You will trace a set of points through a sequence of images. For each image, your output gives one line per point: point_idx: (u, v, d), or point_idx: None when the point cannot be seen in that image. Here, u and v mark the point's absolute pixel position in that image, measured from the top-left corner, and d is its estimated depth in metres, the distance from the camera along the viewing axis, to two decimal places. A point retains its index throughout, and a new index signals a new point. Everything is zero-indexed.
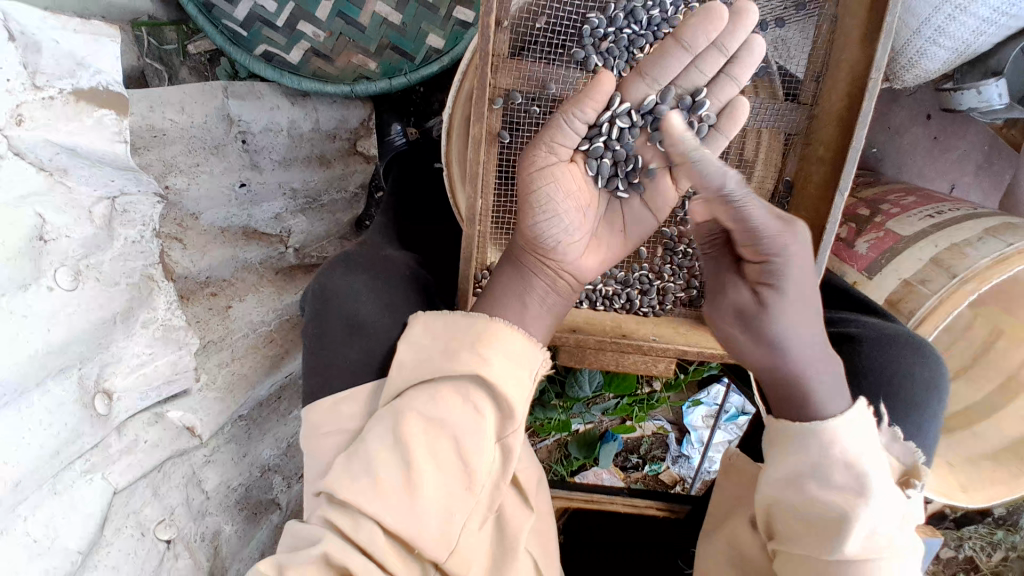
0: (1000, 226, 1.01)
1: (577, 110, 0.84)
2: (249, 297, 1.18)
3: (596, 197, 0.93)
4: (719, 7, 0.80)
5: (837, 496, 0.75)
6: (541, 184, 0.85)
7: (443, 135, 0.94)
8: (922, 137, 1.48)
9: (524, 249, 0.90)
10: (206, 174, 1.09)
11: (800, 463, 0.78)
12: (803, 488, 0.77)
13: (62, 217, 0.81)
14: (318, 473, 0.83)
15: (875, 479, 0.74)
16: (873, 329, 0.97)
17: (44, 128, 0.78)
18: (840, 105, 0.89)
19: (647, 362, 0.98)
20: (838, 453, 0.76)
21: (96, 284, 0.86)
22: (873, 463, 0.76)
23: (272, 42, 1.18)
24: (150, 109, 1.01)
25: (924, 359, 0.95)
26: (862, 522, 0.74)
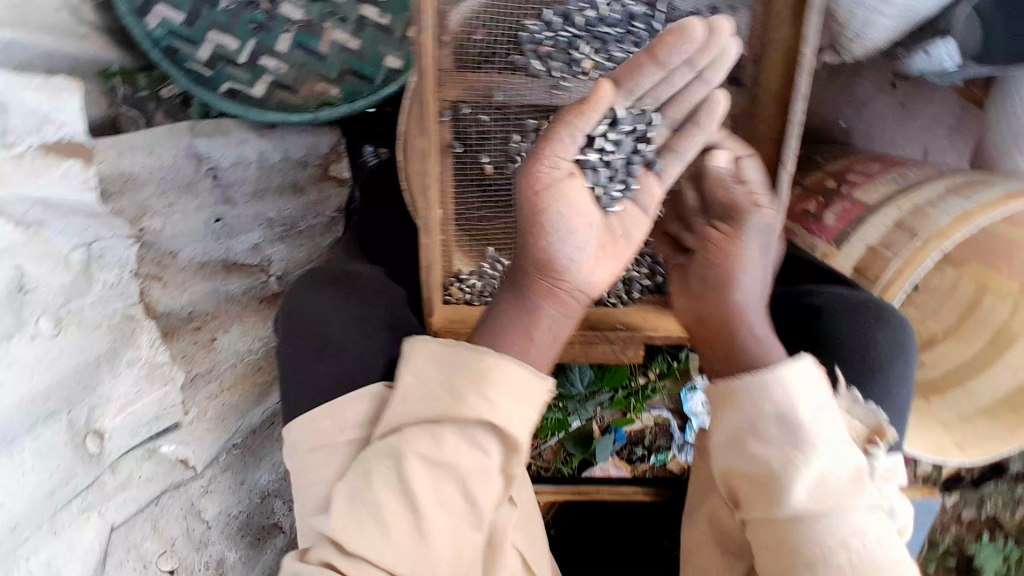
0: (957, 184, 1.03)
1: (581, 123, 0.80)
2: (235, 327, 1.20)
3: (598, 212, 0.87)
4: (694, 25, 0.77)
5: (777, 450, 0.76)
6: (552, 205, 0.81)
7: (398, 152, 0.96)
8: (889, 106, 1.49)
9: (526, 273, 0.85)
10: (180, 212, 1.12)
11: (742, 420, 0.80)
12: (745, 446, 0.79)
13: (39, 268, 0.84)
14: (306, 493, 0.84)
15: (817, 429, 0.76)
16: (835, 300, 0.98)
17: (14, 183, 0.81)
18: (778, 81, 0.91)
19: (615, 350, 1.00)
20: (770, 406, 0.78)
21: (78, 329, 0.89)
22: (822, 419, 0.77)
23: (237, 79, 1.21)
24: (120, 155, 1.04)
25: (883, 322, 0.95)
26: (807, 472, 0.75)
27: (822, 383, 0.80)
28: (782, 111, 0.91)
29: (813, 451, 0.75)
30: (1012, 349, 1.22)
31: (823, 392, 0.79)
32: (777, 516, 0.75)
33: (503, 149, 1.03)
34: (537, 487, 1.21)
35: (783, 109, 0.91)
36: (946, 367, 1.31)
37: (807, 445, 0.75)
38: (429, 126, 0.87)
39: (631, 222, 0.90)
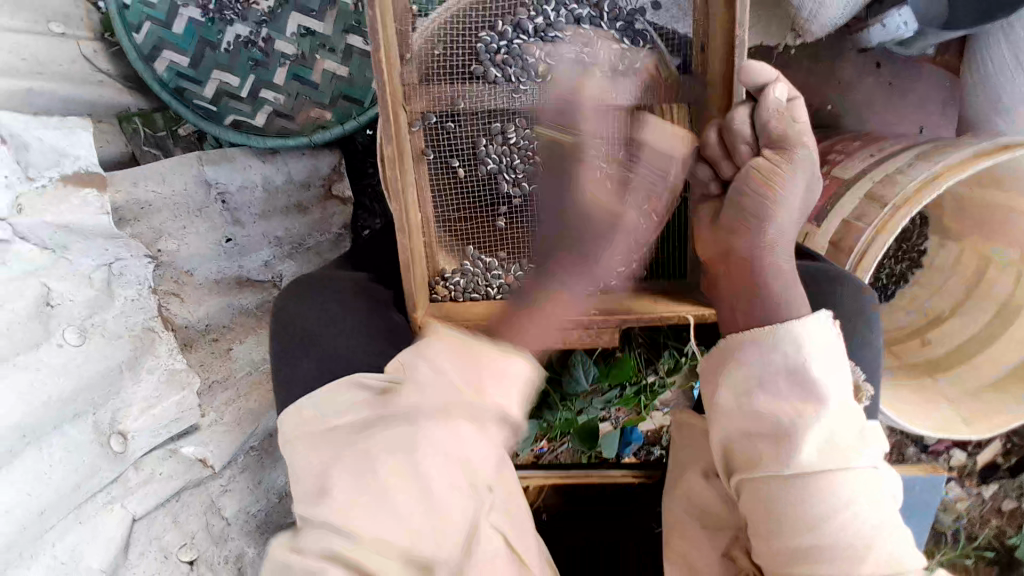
0: (923, 152, 1.03)
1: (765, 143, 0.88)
2: (250, 338, 1.31)
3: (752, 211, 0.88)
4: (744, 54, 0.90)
5: (786, 404, 0.78)
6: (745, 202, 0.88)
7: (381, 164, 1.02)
8: (877, 85, 1.49)
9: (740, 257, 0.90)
10: (193, 234, 1.23)
11: (751, 373, 0.82)
12: (753, 400, 0.81)
13: (65, 285, 0.95)
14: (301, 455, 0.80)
15: (826, 384, 0.78)
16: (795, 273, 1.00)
17: (42, 212, 0.94)
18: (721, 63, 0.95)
19: (592, 335, 1.03)
20: (780, 357, 0.80)
21: (102, 339, 1.00)
22: (835, 376, 0.79)
23: (240, 111, 1.35)
24: (134, 184, 1.15)
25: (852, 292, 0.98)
26: (813, 424, 0.76)
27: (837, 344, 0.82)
28: (727, 91, 0.96)
29: (824, 408, 0.77)
30: None
31: (841, 354, 0.80)
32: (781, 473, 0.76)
33: (472, 153, 1.10)
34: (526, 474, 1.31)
35: (728, 89, 0.95)
36: (952, 343, 1.29)
37: (817, 397, 0.77)
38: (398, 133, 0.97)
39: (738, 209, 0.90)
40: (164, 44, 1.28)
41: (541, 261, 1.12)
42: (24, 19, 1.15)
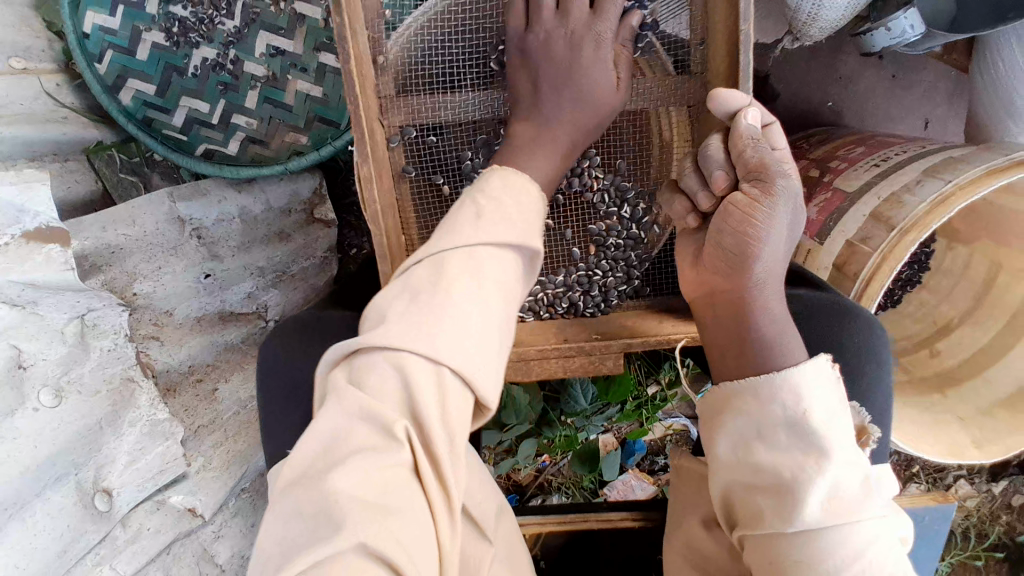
0: (940, 162, 0.95)
1: (762, 181, 0.76)
2: (235, 376, 1.27)
3: (722, 244, 0.81)
4: (733, 93, 0.79)
5: (788, 460, 0.72)
6: (736, 241, 0.79)
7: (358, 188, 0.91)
8: (880, 79, 1.42)
9: (728, 296, 0.83)
10: (169, 274, 1.18)
11: (745, 426, 0.77)
12: (754, 453, 0.76)
13: (36, 345, 0.91)
14: (390, 335, 0.69)
15: (828, 434, 0.71)
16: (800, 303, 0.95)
17: (7, 269, 0.88)
18: (723, 57, 0.88)
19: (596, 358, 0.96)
20: (779, 409, 0.74)
21: (79, 397, 0.96)
22: (834, 424, 0.72)
23: (212, 139, 1.30)
24: (102, 230, 1.10)
25: (862, 325, 0.93)
26: (817, 482, 0.70)
27: (838, 385, 0.75)
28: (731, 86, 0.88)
29: (829, 463, 0.70)
30: None
31: (842, 401, 0.73)
32: (785, 531, 0.72)
33: (457, 167, 1.03)
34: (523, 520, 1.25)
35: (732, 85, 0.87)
36: (963, 354, 1.22)
37: (818, 451, 0.71)
38: (375, 149, 0.91)
39: (720, 244, 0.81)
40: (128, 72, 1.23)
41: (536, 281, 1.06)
42: None
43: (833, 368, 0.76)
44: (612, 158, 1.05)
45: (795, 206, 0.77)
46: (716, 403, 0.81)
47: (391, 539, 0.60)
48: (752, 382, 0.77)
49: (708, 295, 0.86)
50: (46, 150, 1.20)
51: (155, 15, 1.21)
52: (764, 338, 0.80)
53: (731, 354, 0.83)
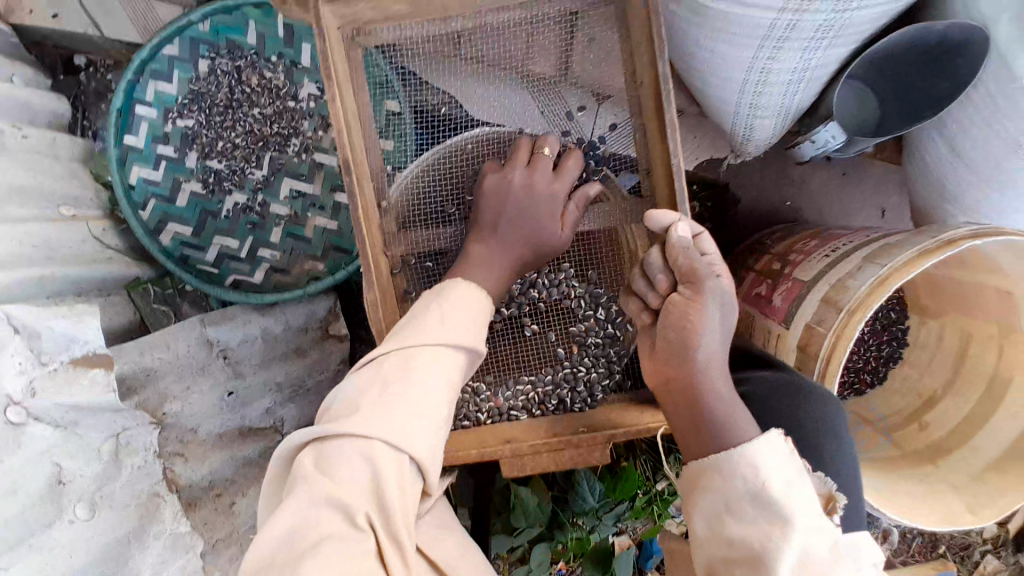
0: (878, 249, 1.06)
1: (697, 278, 0.89)
2: (252, 490, 1.33)
3: (670, 338, 0.91)
4: (665, 213, 0.92)
5: (756, 529, 0.78)
6: (681, 334, 0.89)
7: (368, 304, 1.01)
8: (831, 177, 1.58)
9: (681, 385, 0.91)
10: (196, 394, 1.28)
11: (716, 501, 0.83)
12: (726, 527, 0.81)
13: (77, 461, 1.01)
14: (354, 426, 0.82)
15: (787, 502, 0.78)
16: (762, 386, 1.05)
17: (55, 393, 0.98)
18: (664, 190, 1.02)
19: (582, 453, 1.01)
20: (740, 483, 0.81)
21: (110, 510, 1.05)
22: (793, 492, 0.79)
23: (239, 270, 1.48)
24: (140, 354, 1.22)
25: (818, 403, 1.01)
26: (783, 548, 0.75)
27: (794, 458, 0.83)
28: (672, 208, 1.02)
29: (792, 529, 0.76)
30: (1007, 397, 1.18)
31: (797, 469, 0.80)
32: None
33: None
34: None
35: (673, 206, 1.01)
36: (949, 424, 1.26)
37: (781, 518, 0.77)
38: (380, 278, 1.04)
39: (669, 337, 0.91)
40: (168, 217, 1.43)
41: (527, 382, 1.14)
42: (29, 207, 1.22)
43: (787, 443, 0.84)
44: (585, 270, 1.17)
45: (724, 303, 0.90)
46: (687, 484, 0.88)
47: None
48: (714, 459, 0.85)
49: (664, 384, 0.93)
50: (92, 288, 1.34)
51: (193, 169, 1.44)
52: (718, 417, 0.88)
53: (691, 437, 0.90)
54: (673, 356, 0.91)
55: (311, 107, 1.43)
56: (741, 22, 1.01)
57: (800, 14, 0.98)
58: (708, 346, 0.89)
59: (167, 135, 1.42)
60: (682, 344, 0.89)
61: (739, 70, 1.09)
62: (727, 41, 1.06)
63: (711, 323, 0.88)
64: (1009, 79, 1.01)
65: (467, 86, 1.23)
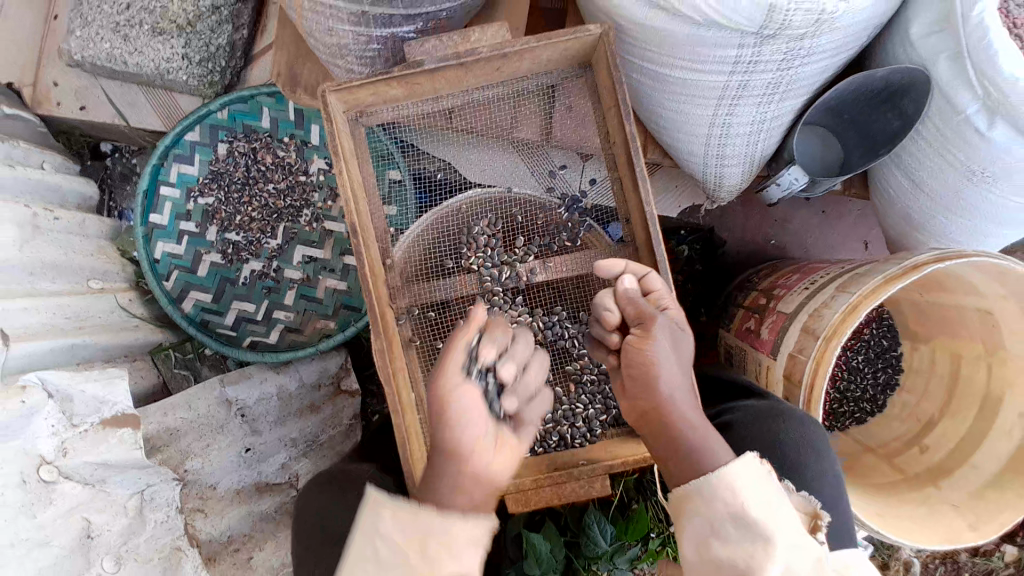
0: (848, 279, 1.12)
1: (645, 310, 0.97)
2: (269, 544, 1.36)
3: (631, 372, 0.96)
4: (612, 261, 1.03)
5: (739, 550, 0.77)
6: (640, 367, 0.94)
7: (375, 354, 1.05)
8: (813, 215, 1.67)
9: (652, 416, 0.93)
10: (216, 450, 1.35)
11: (701, 525, 0.82)
12: (712, 553, 0.80)
13: (102, 516, 1.07)
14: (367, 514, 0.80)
15: (768, 523, 0.77)
16: (746, 412, 1.15)
17: (85, 453, 1.06)
18: (642, 232, 1.09)
19: (585, 486, 1.04)
20: (722, 504, 0.81)
21: (135, 563, 1.10)
22: (770, 510, 0.78)
23: (256, 332, 1.57)
24: (163, 414, 1.30)
25: (791, 421, 1.10)
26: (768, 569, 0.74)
27: (769, 476, 0.83)
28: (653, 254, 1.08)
29: (774, 549, 0.75)
30: (1001, 410, 1.21)
31: (774, 487, 0.80)
32: None
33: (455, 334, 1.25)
34: None
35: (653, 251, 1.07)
36: (948, 446, 1.28)
37: (764, 538, 0.76)
38: (387, 327, 1.10)
39: (632, 372, 0.96)
40: (189, 286, 1.54)
41: None
42: (64, 281, 1.34)
43: (763, 465, 0.84)
44: (579, 312, 1.27)
45: (673, 338, 0.96)
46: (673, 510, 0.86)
47: None
48: (694, 483, 0.84)
49: (639, 418, 0.97)
50: (120, 356, 1.43)
51: (213, 241, 1.57)
52: (691, 443, 0.89)
53: (674, 468, 0.90)
54: (638, 390, 0.95)
55: (320, 180, 1.58)
56: (698, 85, 1.13)
57: (748, 75, 1.09)
58: (666, 377, 0.93)
59: (189, 212, 1.56)
60: (643, 377, 0.94)
61: (701, 126, 1.20)
62: (689, 101, 1.18)
63: (664, 353, 0.94)
64: (955, 113, 1.09)
65: (456, 153, 1.41)
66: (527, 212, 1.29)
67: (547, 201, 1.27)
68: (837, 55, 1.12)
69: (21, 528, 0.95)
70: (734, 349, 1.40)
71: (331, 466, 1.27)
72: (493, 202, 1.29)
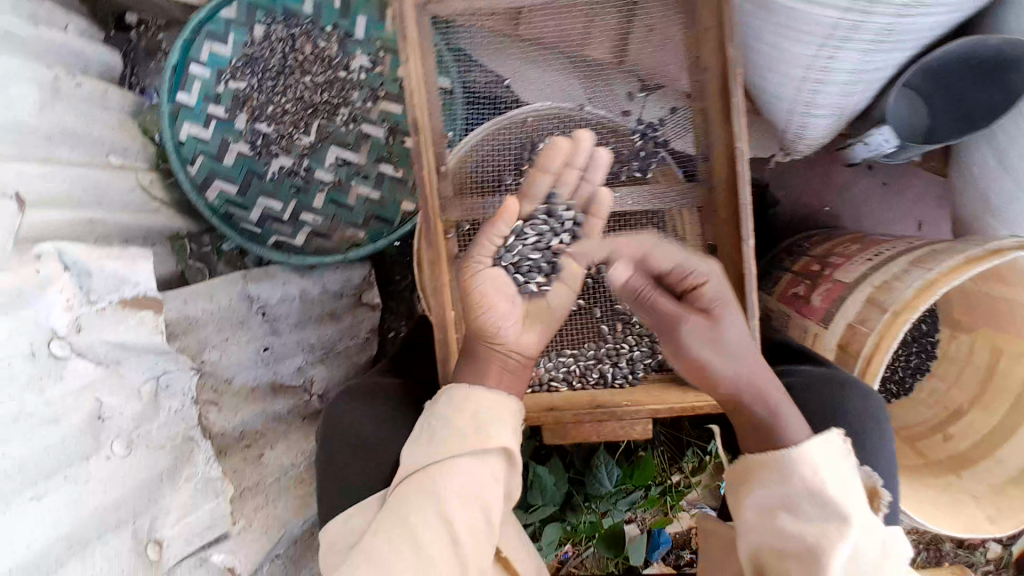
0: (924, 255, 1.09)
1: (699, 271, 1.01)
2: (280, 444, 1.37)
3: (700, 335, 0.99)
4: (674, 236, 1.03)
5: (810, 525, 0.87)
6: (707, 338, 0.98)
7: (427, 263, 1.04)
8: (873, 185, 1.59)
9: (727, 390, 0.98)
10: (234, 345, 1.32)
11: (773, 496, 0.92)
12: (780, 519, 0.90)
13: (116, 399, 1.04)
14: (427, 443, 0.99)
15: (845, 504, 0.86)
16: (806, 376, 1.07)
17: (100, 331, 1.01)
18: (724, 167, 1.07)
19: (625, 426, 1.06)
20: (799, 479, 0.89)
21: (145, 449, 1.08)
22: (844, 491, 0.87)
23: (281, 232, 1.50)
24: (184, 302, 1.24)
25: (855, 394, 1.02)
26: (840, 545, 0.83)
27: (845, 458, 0.91)
28: (733, 195, 1.08)
29: (849, 528, 0.84)
30: None
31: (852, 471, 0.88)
32: None
33: None
34: None
35: (732, 194, 1.07)
36: (974, 438, 1.26)
37: (840, 518, 0.85)
38: (438, 238, 1.08)
39: (696, 341, 0.99)
40: (214, 174, 1.45)
41: (569, 354, 1.22)
42: (81, 152, 1.25)
43: (841, 444, 0.92)
44: None
45: (731, 309, 0.99)
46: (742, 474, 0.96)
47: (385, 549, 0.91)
48: (777, 457, 0.92)
49: (710, 384, 1.00)
50: (140, 238, 1.36)
51: (243, 130, 1.46)
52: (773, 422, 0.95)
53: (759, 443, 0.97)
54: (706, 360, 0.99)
55: (362, 78, 1.45)
56: (805, 18, 1.02)
57: (863, 16, 0.99)
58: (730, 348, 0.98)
59: (219, 95, 1.44)
60: (710, 349, 0.98)
61: (798, 67, 1.10)
62: (790, 37, 1.07)
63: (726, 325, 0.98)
64: None
65: (525, 70, 1.32)
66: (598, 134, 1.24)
67: (620, 124, 1.23)
68: (959, 9, 1.04)
69: (30, 402, 0.89)
70: (777, 314, 1.37)
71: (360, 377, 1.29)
72: (561, 118, 1.24)
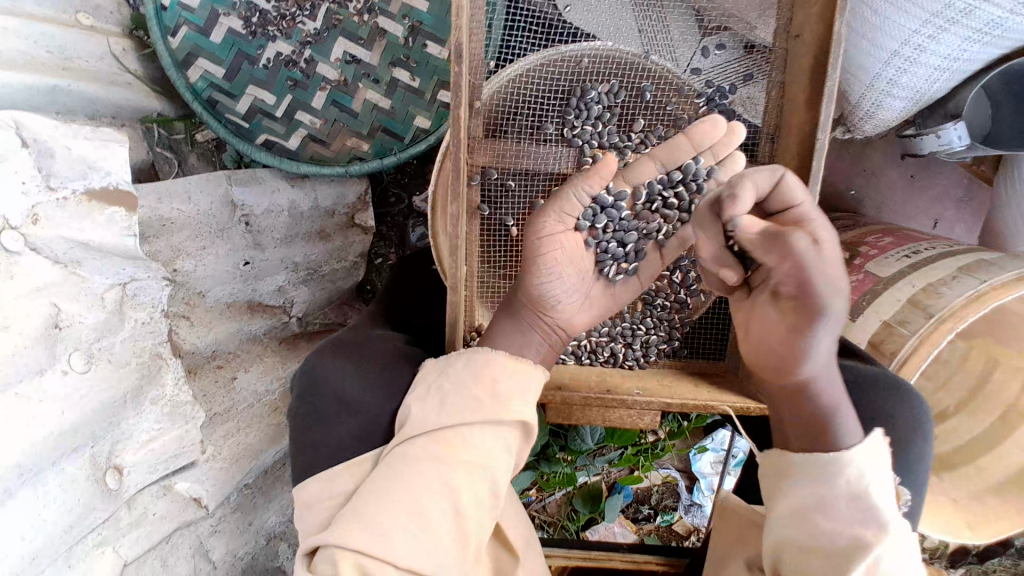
0: (974, 263, 1.04)
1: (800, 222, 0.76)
2: (254, 368, 1.24)
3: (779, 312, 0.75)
4: (722, 120, 0.90)
5: (844, 529, 0.78)
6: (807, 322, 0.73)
7: (454, 220, 0.88)
8: (900, 177, 1.53)
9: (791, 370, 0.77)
10: (211, 254, 1.17)
11: (810, 494, 0.81)
12: (812, 520, 0.81)
13: (74, 305, 0.83)
14: (426, 406, 0.85)
15: (883, 508, 0.78)
16: (856, 373, 1.00)
17: (58, 225, 0.82)
18: (796, 149, 0.96)
19: (633, 416, 1.02)
20: (843, 483, 0.79)
21: (107, 365, 0.87)
22: (882, 496, 0.79)
23: (273, 131, 1.31)
24: (159, 201, 1.10)
25: (899, 397, 0.99)
26: (874, 552, 0.76)
27: (887, 460, 0.82)
28: None
29: (886, 533, 0.77)
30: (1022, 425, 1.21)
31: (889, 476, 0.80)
32: None
33: (527, 211, 1.10)
34: (550, 551, 1.28)
35: None
36: (957, 442, 1.29)
37: (878, 524, 0.77)
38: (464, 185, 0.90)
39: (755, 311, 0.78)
40: (199, 51, 1.23)
41: None
42: (50, 4, 1.04)
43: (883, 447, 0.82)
44: None
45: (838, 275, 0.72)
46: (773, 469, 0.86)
47: (374, 512, 0.76)
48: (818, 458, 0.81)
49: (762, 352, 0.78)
50: (107, 117, 1.15)
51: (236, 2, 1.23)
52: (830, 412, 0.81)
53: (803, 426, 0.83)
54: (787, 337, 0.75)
55: None
56: None
57: None
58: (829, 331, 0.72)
59: None
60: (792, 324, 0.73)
61: (894, 40, 1.04)
62: (898, 5, 1.01)
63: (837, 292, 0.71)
64: None
65: None
66: (659, 91, 1.07)
67: (686, 85, 1.06)
68: None
69: None
70: None
71: (346, 328, 1.11)
72: (621, 66, 1.05)
